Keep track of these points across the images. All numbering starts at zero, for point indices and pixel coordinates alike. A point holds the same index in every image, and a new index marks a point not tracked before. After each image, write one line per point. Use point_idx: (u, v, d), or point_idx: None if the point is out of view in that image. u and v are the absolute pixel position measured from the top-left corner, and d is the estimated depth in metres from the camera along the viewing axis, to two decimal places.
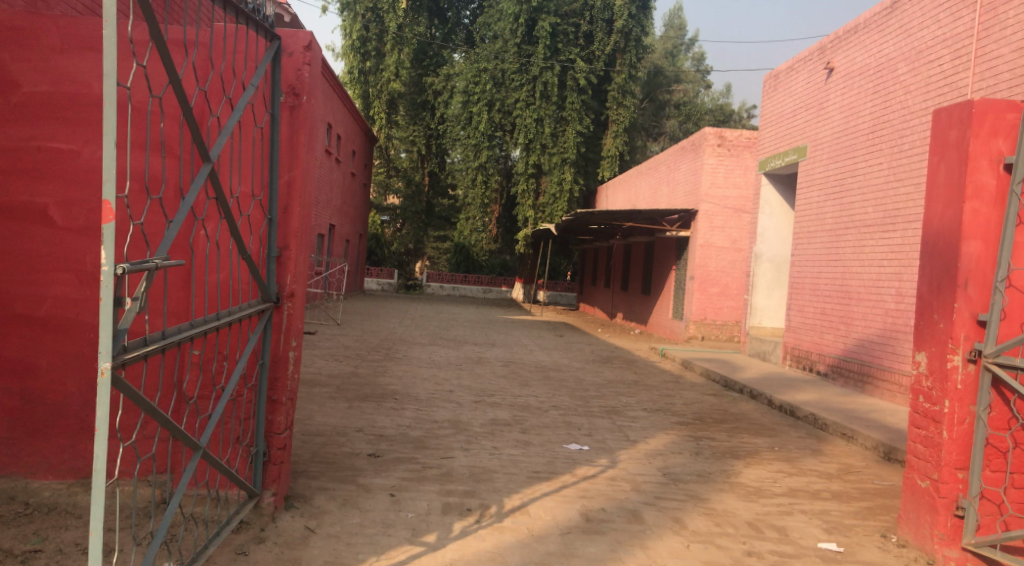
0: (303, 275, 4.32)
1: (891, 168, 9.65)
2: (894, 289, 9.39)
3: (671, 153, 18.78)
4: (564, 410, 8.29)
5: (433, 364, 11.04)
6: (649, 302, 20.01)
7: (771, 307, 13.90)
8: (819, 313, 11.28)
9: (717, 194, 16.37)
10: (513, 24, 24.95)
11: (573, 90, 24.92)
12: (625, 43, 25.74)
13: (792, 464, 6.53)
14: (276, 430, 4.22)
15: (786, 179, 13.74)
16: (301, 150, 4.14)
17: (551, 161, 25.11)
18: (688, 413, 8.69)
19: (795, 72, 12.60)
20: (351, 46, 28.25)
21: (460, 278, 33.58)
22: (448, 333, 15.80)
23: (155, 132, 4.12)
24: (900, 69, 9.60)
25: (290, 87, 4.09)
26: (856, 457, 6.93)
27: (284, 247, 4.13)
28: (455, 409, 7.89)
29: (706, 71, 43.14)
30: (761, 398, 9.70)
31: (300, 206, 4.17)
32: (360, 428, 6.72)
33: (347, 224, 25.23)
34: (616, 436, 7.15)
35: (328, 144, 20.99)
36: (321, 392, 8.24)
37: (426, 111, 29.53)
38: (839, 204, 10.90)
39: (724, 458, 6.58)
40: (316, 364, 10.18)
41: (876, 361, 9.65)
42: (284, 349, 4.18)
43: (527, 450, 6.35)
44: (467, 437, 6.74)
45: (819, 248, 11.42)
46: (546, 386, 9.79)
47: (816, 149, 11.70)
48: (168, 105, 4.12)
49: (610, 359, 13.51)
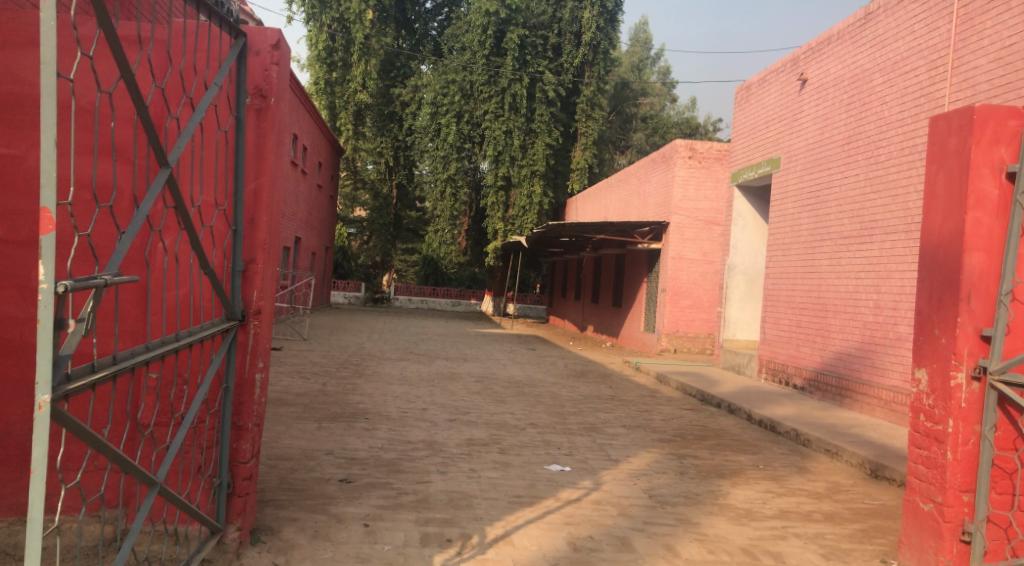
0: (271, 291, 4.01)
1: (867, 179, 9.59)
2: (871, 301, 9.30)
3: (641, 165, 18.71)
4: (542, 428, 8.02)
5: (404, 381, 10.71)
6: (621, 315, 19.86)
7: (745, 319, 13.80)
8: (794, 325, 11.18)
9: (688, 206, 16.32)
10: (481, 36, 24.81)
11: (542, 102, 24.87)
12: (593, 55, 25.75)
13: (779, 484, 6.33)
14: (241, 459, 3.90)
15: (758, 191, 13.69)
16: (269, 156, 3.86)
17: (521, 173, 24.97)
18: (668, 429, 8.48)
19: (767, 83, 12.58)
20: (318, 56, 27.90)
21: (429, 291, 33.19)
22: (418, 348, 15.46)
23: (107, 136, 3.79)
24: (875, 80, 9.56)
25: (256, 88, 3.81)
26: (842, 474, 6.77)
27: (250, 261, 3.83)
28: (429, 428, 7.57)
29: (671, 84, 43.52)
30: (740, 412, 9.54)
31: (268, 216, 3.88)
32: (330, 451, 6.39)
33: (313, 237, 24.75)
34: (597, 456, 6.90)
35: (294, 155, 20.59)
36: (288, 413, 7.87)
37: (393, 123, 29.16)
38: (814, 215, 10.83)
39: (710, 478, 6.37)
40: (282, 382, 9.79)
41: (854, 375, 9.54)
42: (251, 371, 3.87)
43: (506, 472, 6.07)
44: (444, 458, 6.44)
45: (793, 260, 11.35)
46: (522, 403, 9.52)
47: (789, 161, 11.65)
48: (122, 108, 3.80)
49: (584, 373, 13.29)
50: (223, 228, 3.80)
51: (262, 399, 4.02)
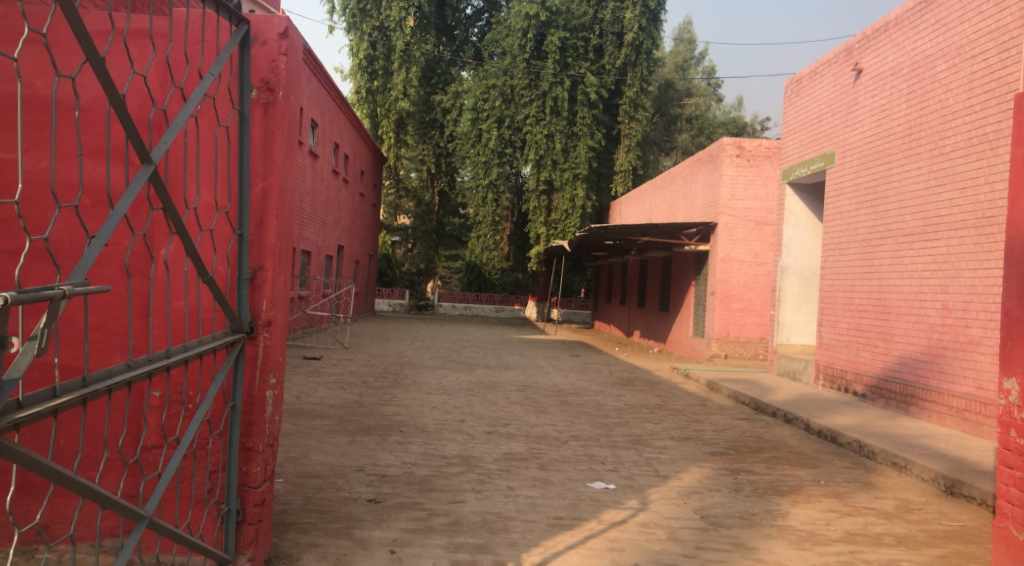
0: (283, 300, 3.70)
1: (931, 171, 8.97)
2: (938, 302, 8.68)
3: (687, 165, 18.15)
4: (585, 440, 7.60)
5: (443, 391, 10.37)
6: (668, 320, 19.28)
7: (799, 323, 13.15)
8: (854, 329, 10.55)
9: (737, 206, 15.73)
10: (521, 39, 24.54)
11: (583, 105, 24.47)
12: (636, 55, 25.24)
13: (844, 502, 5.80)
14: (252, 484, 3.58)
15: (811, 188, 13.08)
16: (278, 153, 3.53)
17: (563, 177, 24.57)
18: (720, 441, 7.97)
19: (820, 76, 11.97)
20: (359, 65, 27.90)
21: (473, 297, 32.95)
22: (460, 356, 15.16)
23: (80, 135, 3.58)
24: (939, 66, 8.94)
25: (263, 80, 3.48)
26: (913, 491, 6.21)
27: (258, 267, 3.52)
28: (466, 442, 7.21)
29: (716, 84, 42.78)
30: (797, 422, 8.98)
31: (277, 219, 3.56)
32: (361, 467, 6.07)
33: (356, 245, 24.67)
34: (644, 471, 6.46)
35: (336, 164, 20.57)
36: (321, 426, 7.59)
37: (434, 130, 28.97)
38: (873, 212, 10.21)
39: (768, 496, 5.87)
40: (318, 393, 9.55)
41: (920, 382, 8.91)
42: (262, 388, 3.56)
43: (546, 491, 5.66)
44: (480, 475, 6.06)
45: (851, 260, 10.73)
46: (565, 413, 9.12)
47: (844, 155, 11.04)
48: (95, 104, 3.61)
49: (630, 381, 12.81)
50: (226, 233, 3.49)
51: (274, 419, 3.71)
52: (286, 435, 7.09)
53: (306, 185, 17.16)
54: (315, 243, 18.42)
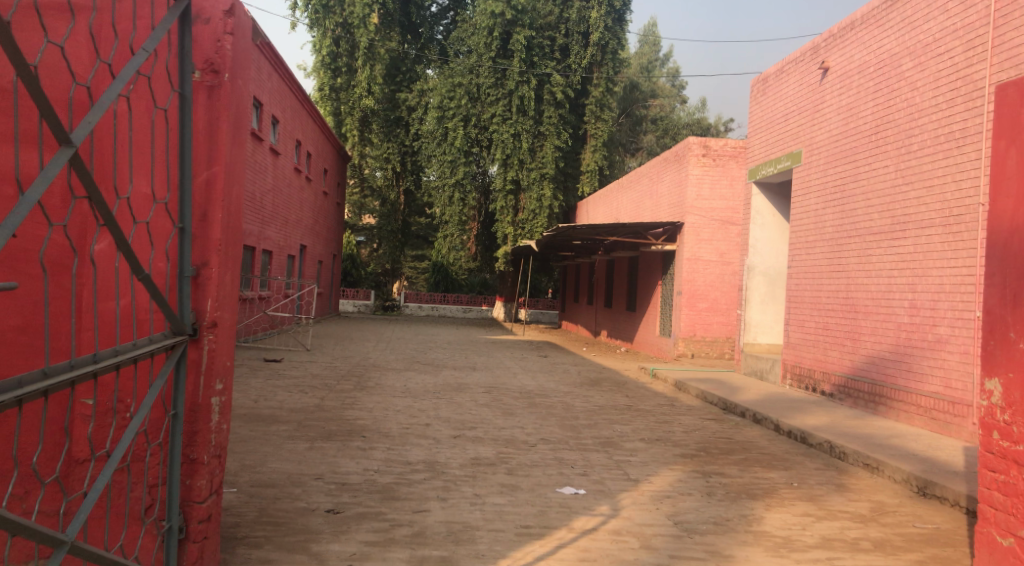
0: (230, 300, 3.49)
1: (898, 170, 8.94)
2: (906, 301, 8.64)
3: (654, 164, 18.08)
4: (553, 444, 7.39)
5: (407, 393, 10.10)
6: (635, 320, 19.19)
7: (766, 322, 13.11)
8: (821, 328, 10.51)
9: (703, 206, 15.68)
10: (487, 37, 24.26)
11: (550, 104, 24.35)
12: (601, 55, 25.17)
13: (818, 505, 5.67)
14: (197, 499, 3.33)
15: (777, 188, 13.05)
16: (224, 140, 3.34)
17: (530, 177, 24.45)
18: (690, 443, 7.82)
19: (785, 74, 11.95)
20: (322, 62, 27.51)
21: (439, 297, 32.62)
22: (426, 357, 14.88)
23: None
24: (905, 64, 8.92)
25: (207, 62, 3.30)
26: (886, 493, 6.11)
27: (202, 263, 3.31)
28: (431, 447, 6.96)
29: (680, 86, 43.11)
30: (767, 422, 8.90)
31: (223, 211, 3.36)
32: (319, 476, 5.79)
33: (320, 245, 24.27)
34: (614, 476, 6.27)
35: (298, 162, 20.16)
36: (279, 431, 7.29)
37: (399, 128, 28.63)
38: (840, 211, 10.18)
39: (741, 500, 5.72)
40: (277, 397, 9.21)
41: (888, 381, 8.88)
42: (207, 395, 3.34)
43: (514, 498, 5.44)
44: (445, 482, 5.82)
45: (818, 260, 10.69)
46: (533, 415, 8.91)
47: (811, 154, 11.00)
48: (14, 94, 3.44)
49: (598, 381, 12.66)
50: (165, 226, 3.23)
51: (220, 427, 3.50)
52: (242, 441, 6.78)
53: (267, 183, 16.75)
54: (277, 242, 18.00)
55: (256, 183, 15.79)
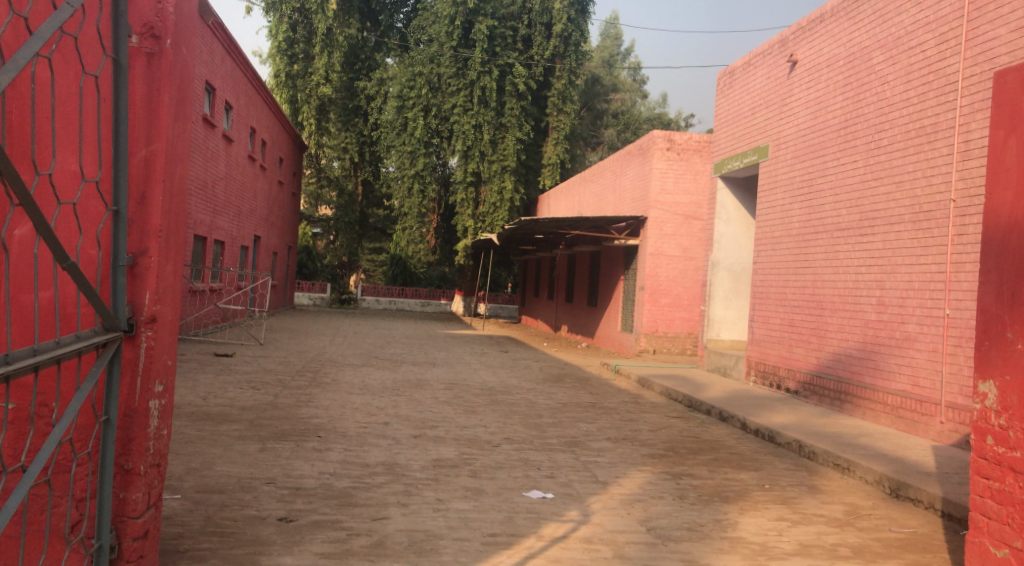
0: (172, 292, 3.12)
1: (867, 164, 8.86)
2: (874, 298, 8.57)
3: (617, 158, 17.93)
4: (518, 443, 7.12)
5: (365, 390, 9.75)
6: (596, 314, 19.06)
7: (729, 318, 13.03)
8: (787, 325, 10.42)
9: (666, 200, 15.57)
10: (448, 26, 23.83)
11: (512, 95, 24.02)
12: (564, 47, 24.90)
13: (792, 509, 5.51)
14: (131, 514, 2.95)
15: (742, 182, 12.95)
16: (166, 114, 2.97)
17: (490, 169, 24.11)
18: (657, 442, 7.63)
19: (753, 67, 11.86)
20: (277, 48, 26.67)
21: (397, 290, 32.14)
22: (384, 352, 14.51)
23: None
24: (876, 58, 8.83)
25: (146, 25, 2.92)
26: (859, 494, 5.98)
27: (139, 251, 2.93)
28: (390, 448, 6.64)
29: (640, 81, 43.28)
30: (732, 420, 8.77)
31: (164, 194, 2.98)
32: (271, 480, 5.43)
33: (275, 236, 23.62)
34: (582, 478, 6.03)
35: (252, 150, 19.52)
36: (229, 431, 6.89)
37: (358, 117, 28.08)
38: (807, 206, 10.09)
39: (714, 503, 5.53)
40: (227, 394, 8.78)
41: (854, 378, 8.81)
42: (147, 397, 2.96)
43: (479, 504, 5.16)
44: (405, 486, 5.50)
45: (785, 255, 10.60)
46: (495, 413, 8.63)
47: (779, 148, 10.90)
48: None
49: (561, 377, 12.46)
50: (97, 209, 2.85)
51: (160, 433, 3.12)
52: (188, 442, 6.37)
53: (220, 171, 16.15)
54: (229, 232, 17.40)
55: (208, 170, 15.19)
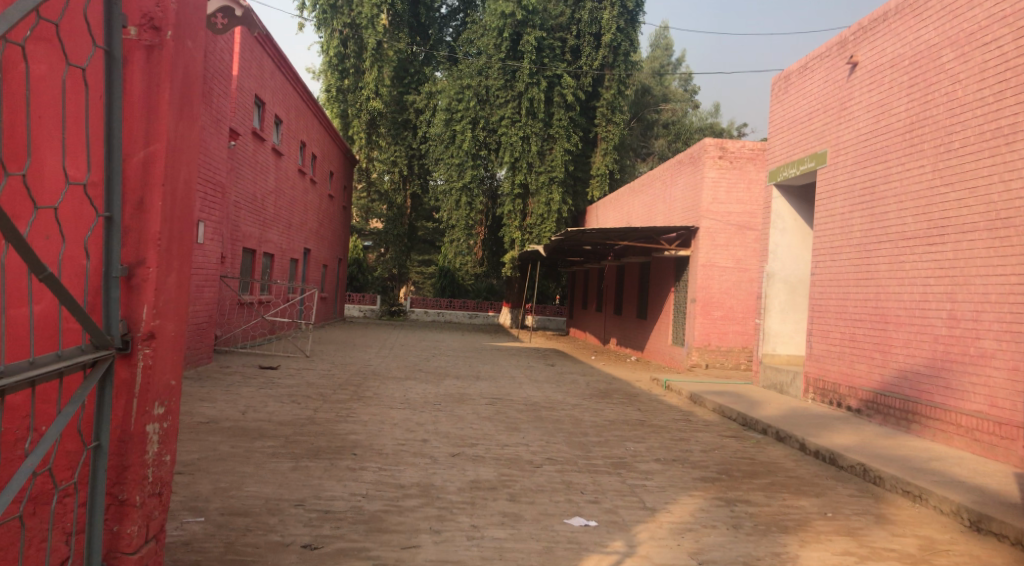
0: (176, 306, 2.92)
1: (936, 169, 8.31)
2: (944, 312, 8.01)
3: (667, 167, 17.47)
4: (560, 464, 6.77)
5: (407, 405, 9.51)
6: (646, 328, 18.57)
7: (786, 332, 12.45)
8: (848, 339, 9.85)
9: (719, 210, 15.05)
10: (497, 39, 23.75)
11: (560, 106, 23.74)
12: (613, 57, 24.55)
13: (859, 542, 5.04)
14: (126, 550, 2.77)
15: (799, 191, 12.40)
16: (166, 112, 2.75)
17: (538, 181, 23.85)
18: (710, 464, 7.18)
19: (809, 71, 11.34)
20: (329, 63, 26.99)
21: (446, 302, 32.03)
22: (429, 365, 14.30)
23: None
24: (946, 56, 8.29)
25: (145, 16, 2.72)
26: (933, 526, 5.48)
27: (136, 261, 2.73)
28: (427, 467, 6.36)
29: (692, 91, 42.64)
30: (791, 441, 8.25)
31: (164, 198, 2.76)
32: (300, 502, 5.19)
33: (325, 248, 23.74)
34: (628, 504, 5.64)
35: (302, 164, 19.66)
36: (263, 448, 6.70)
37: (407, 131, 28.15)
38: (869, 214, 9.54)
39: (771, 533, 5.10)
40: (267, 408, 8.63)
41: (922, 398, 8.23)
42: (143, 421, 2.77)
43: (516, 531, 4.83)
44: (439, 510, 5.19)
45: (845, 266, 10.05)
46: (539, 431, 8.30)
47: (838, 154, 10.37)
48: None
49: (609, 393, 12.04)
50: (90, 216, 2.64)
51: (160, 459, 2.94)
52: (220, 459, 6.19)
53: (269, 184, 16.22)
54: (279, 245, 17.48)
55: (258, 184, 15.24)
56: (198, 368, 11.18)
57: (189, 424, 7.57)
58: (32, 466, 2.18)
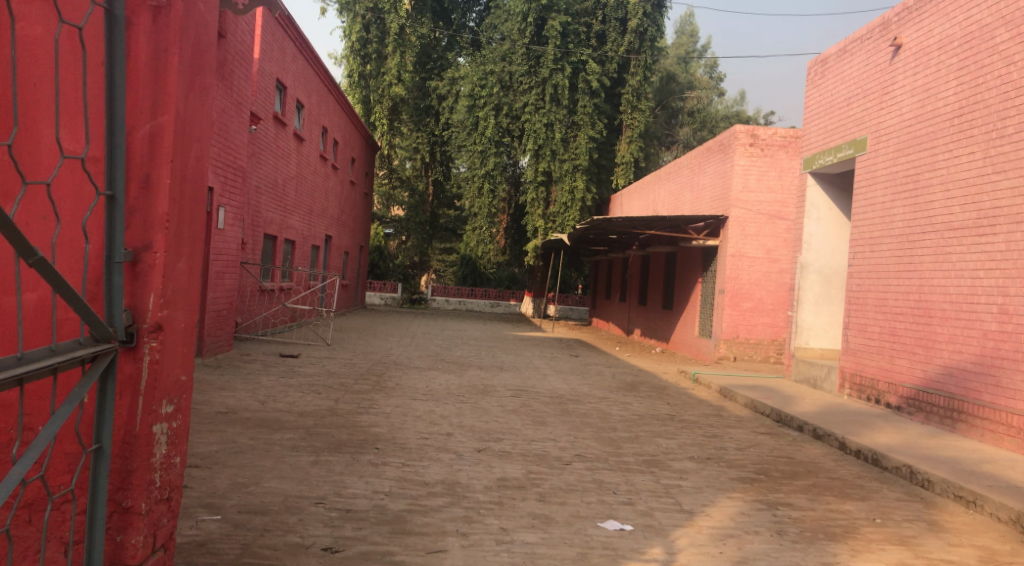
0: (186, 296, 2.72)
1: (987, 156, 7.89)
2: (995, 305, 7.62)
3: (696, 155, 17.06)
4: (591, 462, 6.49)
5: (430, 396, 9.27)
6: (672, 318, 18.21)
7: (820, 325, 12.06)
8: (887, 334, 9.47)
9: (749, 199, 14.65)
10: (521, 24, 23.45)
11: (585, 93, 23.31)
12: (639, 43, 24.06)
13: (913, 552, 4.71)
14: (130, 561, 2.59)
15: (835, 179, 11.97)
16: (175, 80, 2.57)
17: (562, 168, 23.48)
18: (746, 463, 6.87)
19: (849, 54, 10.90)
20: (351, 48, 26.65)
21: (467, 291, 31.80)
22: (452, 355, 14.07)
23: None
24: (999, 37, 7.85)
25: None
26: (990, 535, 5.15)
27: (143, 245, 2.53)
28: (452, 463, 6.10)
29: (718, 79, 41.98)
30: (829, 439, 7.91)
31: (173, 175, 2.57)
32: (320, 500, 4.95)
33: (346, 235, 23.57)
34: (664, 506, 5.35)
35: (324, 149, 19.45)
36: (282, 441, 6.47)
37: (429, 117, 27.86)
38: (912, 203, 9.14)
39: (819, 541, 4.79)
40: (287, 398, 8.42)
41: (968, 397, 7.86)
42: (150, 422, 2.57)
43: (548, 536, 4.55)
44: (465, 511, 4.93)
45: (885, 257, 9.65)
46: (566, 425, 8.03)
47: (879, 140, 9.94)
48: None
49: (636, 385, 11.73)
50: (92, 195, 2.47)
51: (169, 462, 2.75)
52: (239, 453, 5.96)
53: (291, 170, 16.03)
54: (300, 231, 17.31)
55: (279, 169, 15.03)
56: (218, 355, 11.02)
57: (207, 414, 7.36)
58: (23, 473, 1.93)
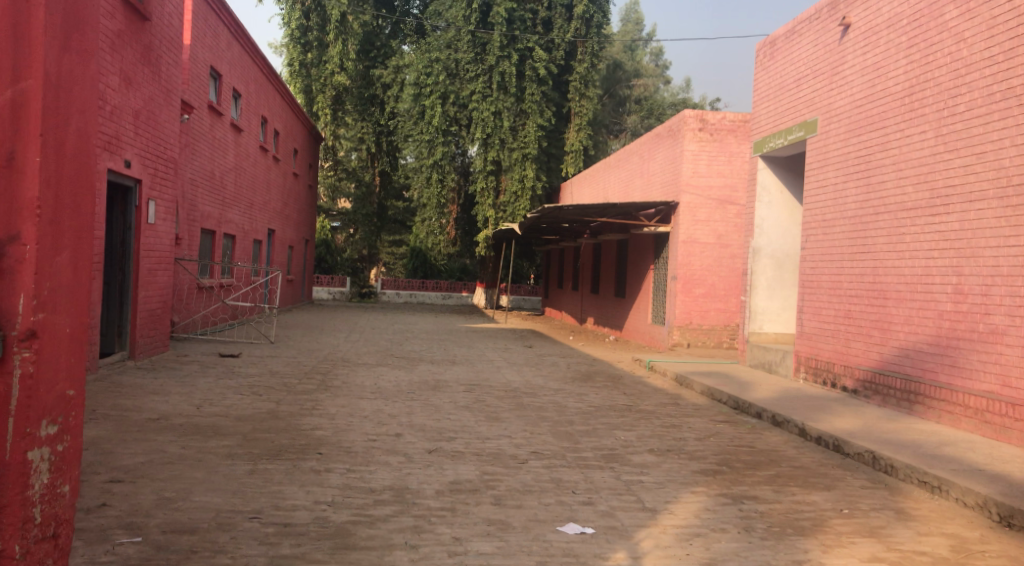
0: (71, 295, 2.48)
1: (938, 134, 7.81)
2: (949, 285, 7.55)
3: (645, 140, 16.89)
4: (547, 459, 6.18)
5: (379, 394, 8.86)
6: (625, 306, 18.03)
7: (774, 309, 11.97)
8: (843, 317, 9.38)
9: (699, 183, 14.52)
10: (465, 10, 23.01)
11: (532, 80, 23.00)
12: (585, 29, 23.79)
13: (886, 545, 4.52)
14: None
15: (786, 161, 11.87)
16: (41, 40, 2.32)
17: (511, 157, 23.18)
18: (707, 454, 6.64)
19: (798, 36, 10.77)
20: (291, 36, 25.80)
21: (418, 284, 31.29)
22: (401, 349, 13.64)
23: None
24: (949, 13, 7.76)
25: None
26: (959, 522, 5.00)
27: (8, 236, 2.27)
28: (401, 467, 5.73)
29: (664, 66, 42.17)
30: (789, 426, 7.75)
31: (44, 151, 2.33)
32: (256, 514, 4.54)
33: (290, 228, 22.86)
34: (626, 504, 5.08)
35: (263, 140, 18.79)
36: (217, 448, 6.02)
37: (375, 106, 27.51)
38: (864, 183, 9.05)
39: (788, 536, 4.57)
40: (224, 402, 7.92)
41: (925, 378, 7.79)
42: (23, 448, 2.31)
43: (505, 544, 4.23)
44: (415, 520, 4.58)
45: (838, 240, 9.56)
46: (521, 420, 7.71)
47: (830, 122, 9.83)
48: None
49: (591, 375, 11.49)
50: None
51: (54, 491, 2.47)
52: (168, 464, 5.49)
53: (229, 161, 15.39)
54: (240, 225, 16.67)
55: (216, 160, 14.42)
56: (153, 357, 10.43)
57: (136, 422, 6.84)
58: None
